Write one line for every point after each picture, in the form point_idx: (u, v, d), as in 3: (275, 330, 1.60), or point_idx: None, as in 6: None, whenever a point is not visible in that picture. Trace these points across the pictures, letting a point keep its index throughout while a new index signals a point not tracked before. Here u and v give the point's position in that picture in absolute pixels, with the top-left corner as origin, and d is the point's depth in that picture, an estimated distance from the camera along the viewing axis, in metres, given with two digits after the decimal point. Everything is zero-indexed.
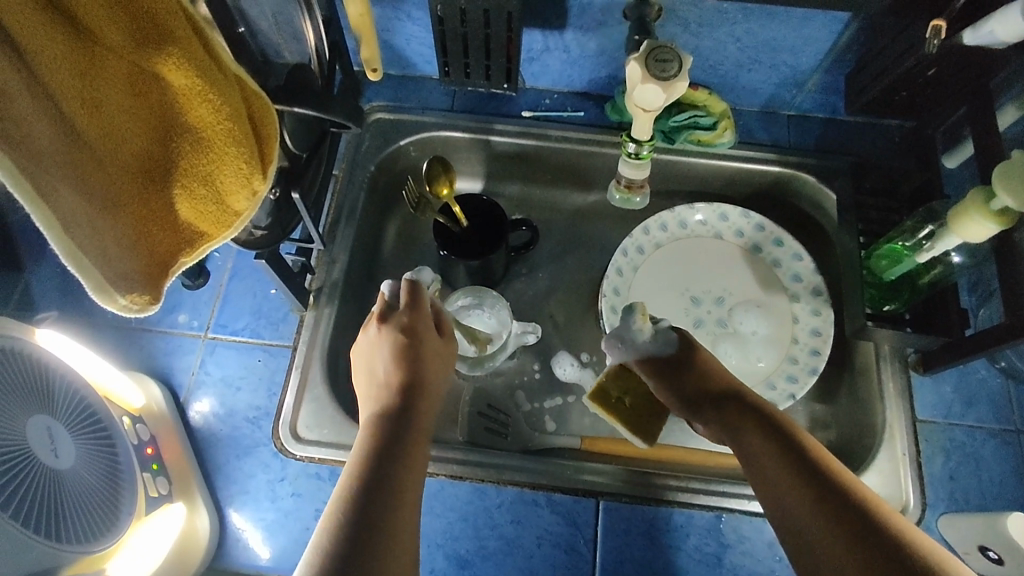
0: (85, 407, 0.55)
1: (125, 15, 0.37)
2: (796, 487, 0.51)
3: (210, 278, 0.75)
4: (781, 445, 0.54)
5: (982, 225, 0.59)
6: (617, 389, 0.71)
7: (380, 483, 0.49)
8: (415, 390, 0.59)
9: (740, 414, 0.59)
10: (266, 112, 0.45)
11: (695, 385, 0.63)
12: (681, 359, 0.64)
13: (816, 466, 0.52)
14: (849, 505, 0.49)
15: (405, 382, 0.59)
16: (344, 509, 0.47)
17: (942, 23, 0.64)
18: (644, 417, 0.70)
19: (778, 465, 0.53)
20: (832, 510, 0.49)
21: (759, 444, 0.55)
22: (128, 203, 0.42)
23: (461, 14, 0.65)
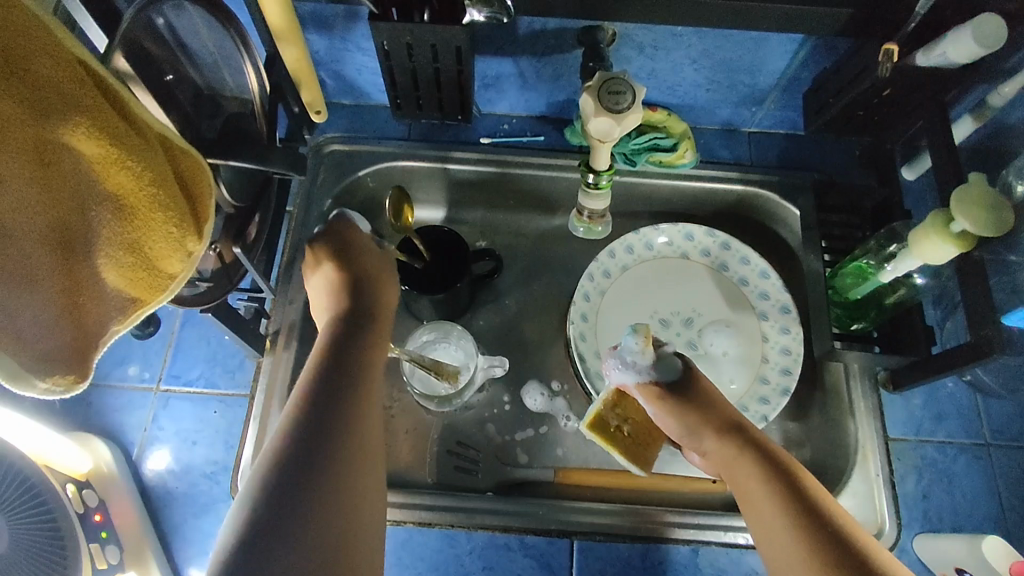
0: (26, 487, 0.53)
1: (20, 85, 0.34)
2: (789, 521, 0.49)
3: (161, 327, 0.72)
4: (777, 477, 0.52)
5: (940, 247, 0.58)
6: (617, 418, 0.67)
7: (323, 422, 0.48)
8: (368, 326, 0.57)
9: (738, 444, 0.57)
10: (197, 170, 0.43)
11: (696, 410, 0.60)
12: (686, 385, 0.61)
13: (813, 503, 0.50)
14: (841, 547, 0.47)
15: (359, 316, 0.57)
16: (280, 452, 0.46)
17: (893, 46, 0.62)
18: (641, 445, 0.67)
19: (772, 498, 0.51)
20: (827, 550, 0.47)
21: (757, 477, 0.53)
22: (47, 278, 0.39)
23: (408, 48, 0.63)
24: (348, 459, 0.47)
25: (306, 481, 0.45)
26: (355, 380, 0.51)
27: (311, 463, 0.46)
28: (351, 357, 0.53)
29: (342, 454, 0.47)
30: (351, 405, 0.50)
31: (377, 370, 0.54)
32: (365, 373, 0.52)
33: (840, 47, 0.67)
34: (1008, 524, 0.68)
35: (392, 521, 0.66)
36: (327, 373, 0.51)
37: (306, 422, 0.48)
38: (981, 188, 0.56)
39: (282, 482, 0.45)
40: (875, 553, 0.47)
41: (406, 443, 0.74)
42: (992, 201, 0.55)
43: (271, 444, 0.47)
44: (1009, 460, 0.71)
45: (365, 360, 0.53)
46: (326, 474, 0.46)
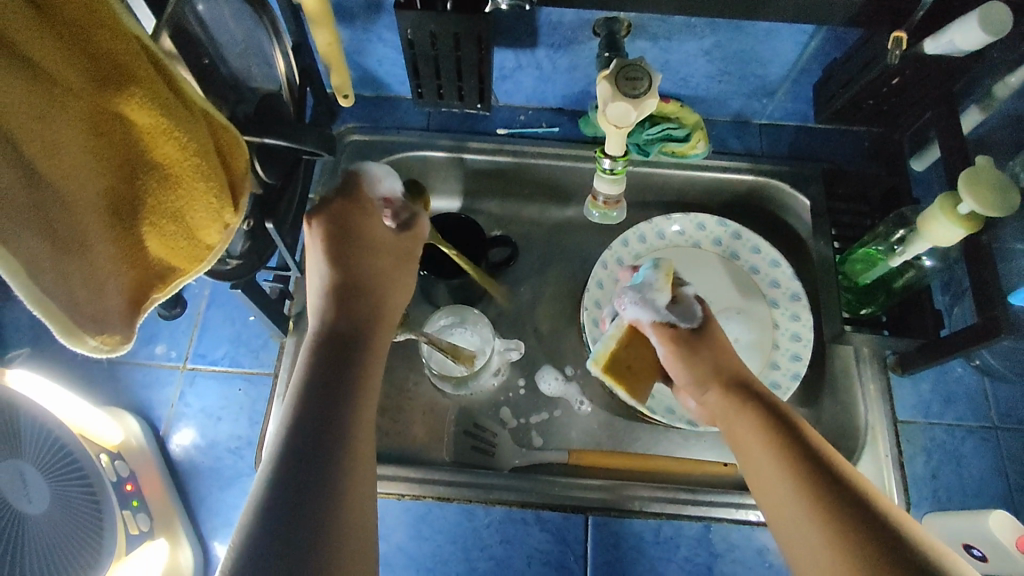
0: (64, 455, 0.54)
1: (83, 57, 0.37)
2: (783, 465, 0.52)
3: (187, 308, 0.74)
4: (772, 425, 0.55)
5: (949, 229, 0.60)
6: (626, 358, 0.67)
7: (329, 404, 0.49)
8: (364, 317, 0.59)
9: (739, 396, 0.59)
10: (234, 145, 0.45)
11: (706, 360, 0.62)
12: (701, 332, 0.64)
13: (805, 445, 0.52)
14: (832, 482, 0.49)
15: (353, 307, 0.59)
16: (291, 431, 0.47)
17: (903, 34, 0.63)
18: (642, 382, 0.68)
19: (766, 444, 0.54)
20: (817, 486, 0.49)
21: (753, 427, 0.56)
22: (97, 243, 0.42)
23: (431, 37, 0.65)
24: (354, 433, 0.48)
25: (318, 454, 0.46)
26: (354, 364, 0.53)
27: (321, 437, 0.47)
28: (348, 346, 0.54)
29: (346, 429, 0.48)
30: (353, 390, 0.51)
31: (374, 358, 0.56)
32: (364, 357, 0.54)
33: (849, 38, 0.69)
34: (1016, 504, 0.69)
35: (411, 496, 0.68)
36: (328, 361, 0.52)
37: (314, 401, 0.49)
38: (990, 171, 0.57)
39: (295, 458, 0.46)
40: (863, 487, 0.49)
41: (424, 422, 0.76)
42: (1002, 183, 0.57)
43: (280, 426, 0.48)
44: (1016, 442, 0.72)
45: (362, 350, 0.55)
46: (337, 446, 0.47)
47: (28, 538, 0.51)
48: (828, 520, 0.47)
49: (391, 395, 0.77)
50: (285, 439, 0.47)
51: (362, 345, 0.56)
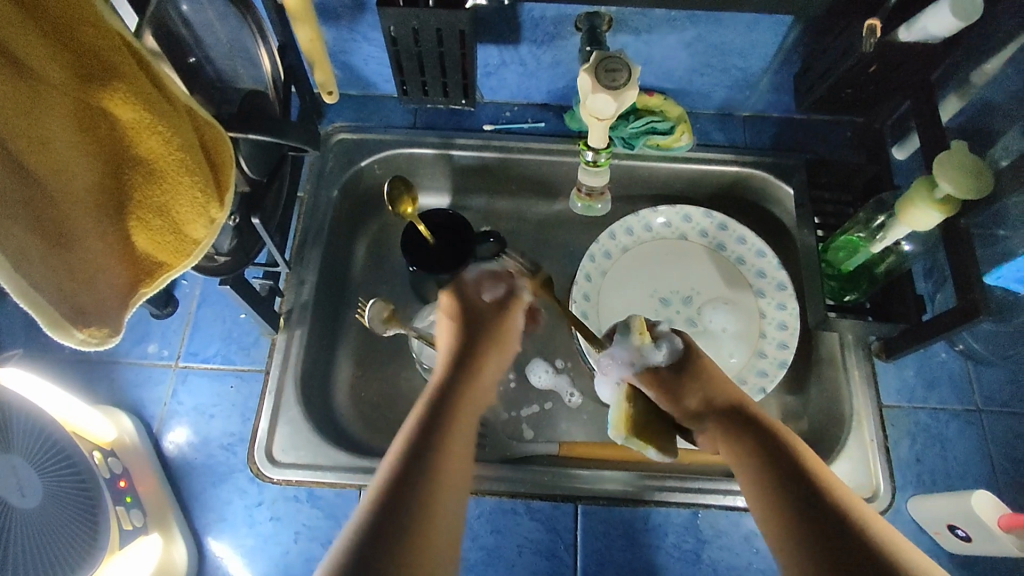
0: (57, 450, 0.55)
1: (67, 53, 0.39)
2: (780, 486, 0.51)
3: (179, 307, 0.75)
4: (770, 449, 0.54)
5: (926, 214, 0.61)
6: (649, 413, 0.65)
7: (424, 444, 0.51)
8: (468, 368, 0.62)
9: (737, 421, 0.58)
10: (221, 143, 0.46)
11: (691, 392, 0.63)
12: (681, 368, 0.64)
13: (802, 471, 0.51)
14: (826, 509, 0.48)
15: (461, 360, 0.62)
16: (397, 467, 0.50)
17: (876, 22, 0.64)
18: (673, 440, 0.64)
19: (766, 465, 0.53)
20: (814, 515, 0.48)
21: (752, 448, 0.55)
22: (86, 238, 0.43)
23: (414, 34, 0.66)
24: (448, 472, 0.51)
25: (419, 488, 0.48)
26: (449, 406, 0.56)
27: (424, 475, 0.49)
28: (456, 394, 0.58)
29: (444, 469, 0.50)
30: (449, 432, 0.53)
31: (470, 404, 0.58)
32: (461, 405, 0.57)
33: (827, 28, 0.70)
34: (1000, 485, 0.70)
35: None
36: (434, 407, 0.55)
37: (416, 441, 0.52)
38: (964, 155, 0.58)
39: (394, 489, 0.48)
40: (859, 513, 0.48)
41: None
42: (975, 166, 0.58)
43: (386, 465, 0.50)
44: (999, 425, 0.73)
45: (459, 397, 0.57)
46: (435, 483, 0.49)
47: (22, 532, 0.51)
48: (816, 546, 0.46)
49: (382, 390, 0.78)
50: (391, 474, 0.49)
51: (466, 394, 0.58)
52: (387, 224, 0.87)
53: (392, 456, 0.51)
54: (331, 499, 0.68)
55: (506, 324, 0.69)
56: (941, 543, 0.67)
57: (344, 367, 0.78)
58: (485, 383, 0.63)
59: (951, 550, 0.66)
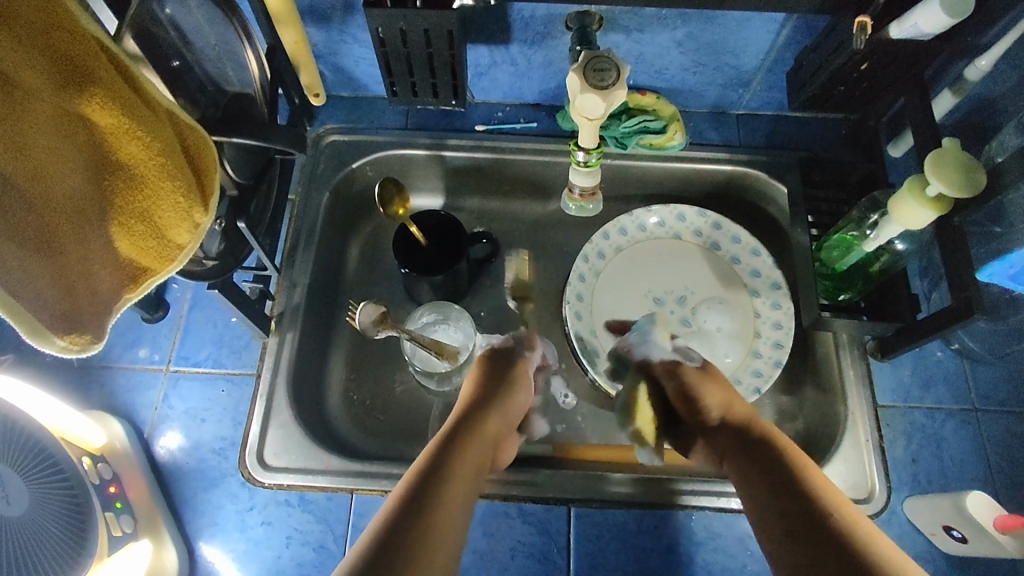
0: (44, 456, 0.55)
1: (42, 57, 0.38)
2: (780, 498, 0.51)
3: (170, 310, 0.75)
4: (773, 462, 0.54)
5: (918, 211, 0.60)
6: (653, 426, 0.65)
7: (428, 480, 0.49)
8: (484, 407, 0.59)
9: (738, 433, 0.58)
10: (203, 146, 0.46)
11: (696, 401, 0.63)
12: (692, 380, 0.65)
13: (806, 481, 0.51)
14: (822, 523, 0.48)
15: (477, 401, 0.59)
16: (397, 506, 0.47)
17: (867, 19, 0.62)
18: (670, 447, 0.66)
19: (768, 477, 0.53)
20: (811, 524, 0.48)
21: (752, 459, 0.55)
22: (68, 245, 0.43)
23: (402, 34, 0.66)
24: (447, 515, 0.48)
25: (412, 525, 0.45)
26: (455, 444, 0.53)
27: (420, 510, 0.47)
28: (469, 436, 0.55)
29: (445, 506, 0.48)
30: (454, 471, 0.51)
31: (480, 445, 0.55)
32: (468, 443, 0.54)
33: (819, 25, 0.69)
34: (996, 485, 0.69)
35: (395, 492, 0.68)
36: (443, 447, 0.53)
37: (419, 480, 0.49)
38: (954, 153, 0.58)
39: (390, 527, 0.45)
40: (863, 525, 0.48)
41: (409, 419, 0.76)
42: (966, 164, 0.57)
43: (387, 503, 0.47)
44: (996, 424, 0.72)
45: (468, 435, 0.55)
46: (436, 522, 0.46)
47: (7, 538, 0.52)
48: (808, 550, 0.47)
49: (375, 393, 0.77)
50: (388, 510, 0.46)
51: (476, 432, 0.56)
52: (380, 225, 0.86)
53: (394, 496, 0.48)
54: (323, 503, 0.67)
55: (515, 387, 0.62)
56: (938, 543, 0.66)
57: (336, 370, 0.78)
58: (490, 440, 0.57)
59: (948, 551, 0.66)
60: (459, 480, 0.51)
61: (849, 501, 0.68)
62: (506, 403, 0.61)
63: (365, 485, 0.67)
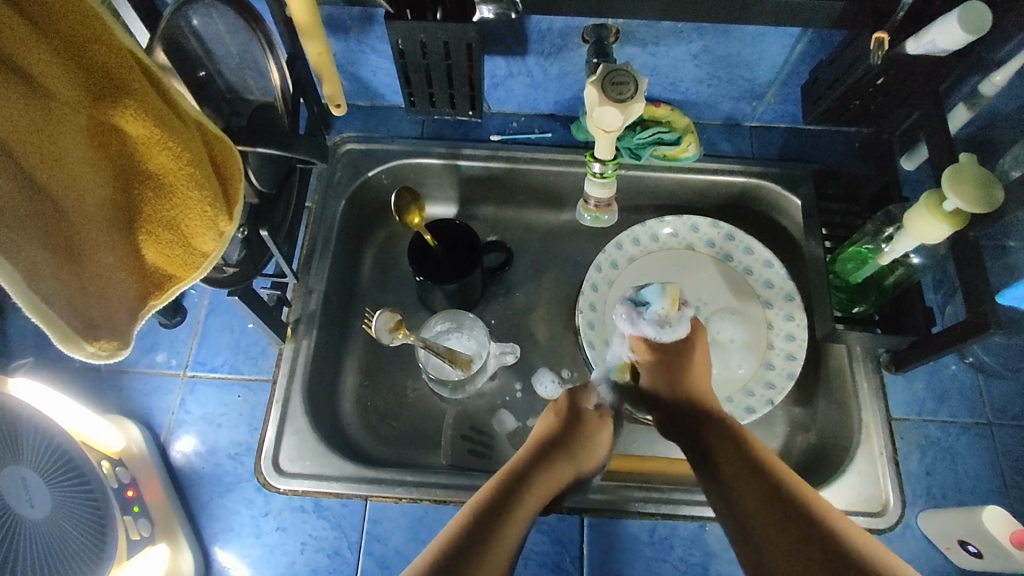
0: (66, 460, 0.56)
1: (79, 71, 0.39)
2: (756, 499, 0.52)
3: (188, 316, 0.75)
4: (745, 464, 0.55)
5: (934, 226, 0.60)
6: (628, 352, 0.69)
7: (495, 509, 0.51)
8: (558, 448, 0.60)
9: (716, 430, 0.59)
10: (229, 155, 0.48)
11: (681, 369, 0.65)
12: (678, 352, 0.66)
13: (780, 482, 0.52)
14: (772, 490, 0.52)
15: (554, 441, 0.60)
16: (459, 533, 0.49)
17: (885, 35, 0.64)
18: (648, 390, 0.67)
19: (739, 471, 0.55)
20: (774, 506, 0.51)
21: (724, 462, 0.56)
22: (101, 251, 0.44)
23: (422, 46, 0.66)
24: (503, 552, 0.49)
25: (474, 549, 0.48)
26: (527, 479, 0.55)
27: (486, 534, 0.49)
28: (537, 476, 0.56)
29: (502, 533, 0.50)
30: (516, 505, 0.52)
31: (546, 485, 0.57)
32: (534, 481, 0.55)
33: (835, 39, 0.70)
34: (1011, 499, 0.69)
35: (409, 499, 0.68)
36: (513, 483, 0.54)
37: (486, 512, 0.51)
38: (972, 166, 0.58)
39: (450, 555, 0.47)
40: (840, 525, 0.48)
41: (421, 426, 0.77)
42: (984, 178, 0.57)
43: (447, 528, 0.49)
44: (1010, 437, 0.72)
45: (540, 475, 0.56)
46: (495, 552, 0.48)
47: (25, 538, 0.54)
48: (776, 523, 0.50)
49: (388, 400, 0.78)
50: (457, 530, 0.49)
51: (546, 469, 0.57)
52: (394, 233, 0.87)
53: (458, 519, 0.50)
54: (337, 509, 0.68)
55: (590, 436, 0.62)
56: (952, 558, 0.66)
57: (349, 377, 0.78)
58: (554, 483, 0.58)
59: (962, 565, 0.66)
60: (518, 520, 0.52)
61: (863, 514, 0.68)
62: (580, 451, 0.61)
63: (379, 492, 0.68)
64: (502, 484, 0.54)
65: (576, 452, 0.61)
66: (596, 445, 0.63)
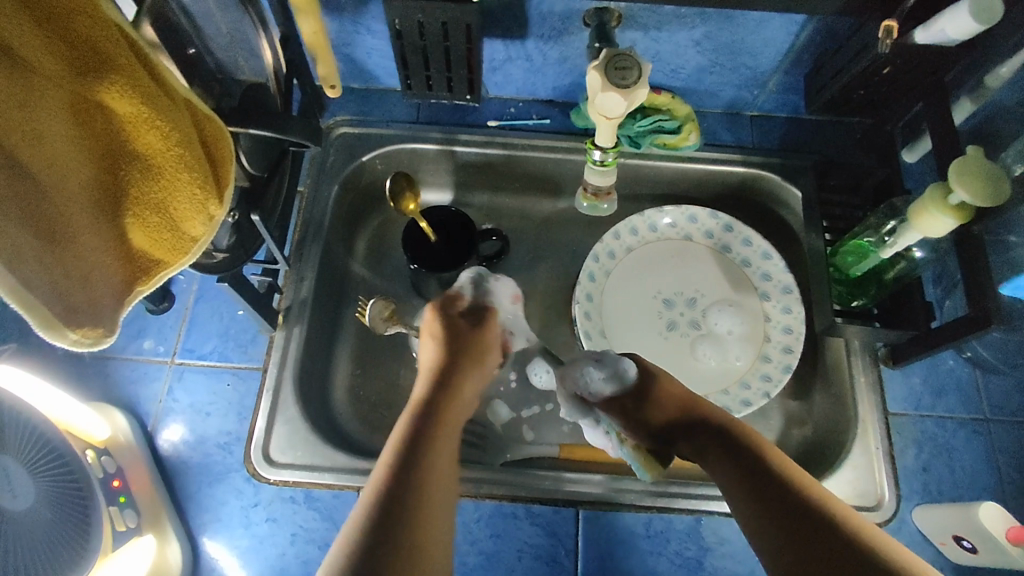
0: (49, 449, 0.55)
1: (61, 44, 0.38)
2: (767, 513, 0.51)
3: (176, 302, 0.74)
4: (756, 476, 0.53)
5: (940, 220, 0.60)
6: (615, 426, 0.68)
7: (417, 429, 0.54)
8: (453, 373, 0.63)
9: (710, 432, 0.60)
10: (220, 136, 0.46)
11: (656, 408, 0.65)
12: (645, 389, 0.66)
13: (792, 495, 0.51)
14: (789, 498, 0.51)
15: (450, 340, 0.67)
16: (383, 490, 0.48)
17: (894, 23, 0.63)
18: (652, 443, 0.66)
19: (747, 479, 0.54)
20: (787, 515, 0.50)
21: (732, 497, 0.54)
22: (84, 234, 0.43)
23: (420, 26, 0.65)
24: (430, 498, 0.49)
25: (406, 495, 0.48)
26: (434, 403, 0.58)
27: (411, 485, 0.49)
28: (439, 402, 0.59)
29: (429, 473, 0.50)
30: (433, 437, 0.54)
31: (450, 412, 0.59)
32: (439, 410, 0.58)
33: (840, 28, 0.68)
34: (1005, 494, 0.69)
35: None
36: (426, 412, 0.56)
37: (407, 458, 0.51)
38: (979, 160, 0.57)
39: (388, 491, 0.48)
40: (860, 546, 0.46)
41: None
42: (990, 173, 0.57)
43: (375, 480, 0.49)
44: (1005, 433, 0.72)
45: (441, 404, 0.59)
46: (420, 498, 0.49)
47: (14, 533, 0.52)
48: (794, 536, 0.49)
49: (381, 390, 0.76)
50: (382, 483, 0.49)
51: (450, 394, 0.61)
52: (388, 219, 0.85)
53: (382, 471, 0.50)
54: (329, 500, 0.66)
55: (474, 343, 0.68)
56: (947, 553, 0.66)
57: (342, 366, 0.77)
58: (458, 400, 0.61)
59: (955, 560, 0.66)
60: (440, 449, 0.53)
61: (858, 509, 0.68)
62: (472, 359, 0.66)
63: None
64: (416, 418, 0.55)
65: (470, 361, 0.66)
66: (483, 346, 0.68)
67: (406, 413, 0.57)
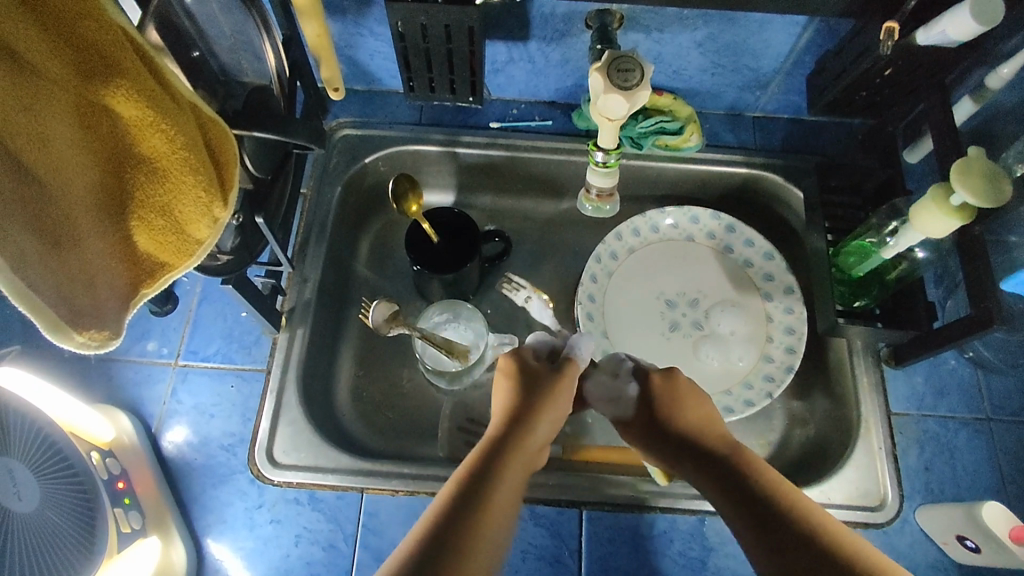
0: (54, 451, 0.55)
1: (66, 48, 0.38)
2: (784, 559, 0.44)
3: (179, 304, 0.74)
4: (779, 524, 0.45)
5: (944, 221, 0.60)
6: None
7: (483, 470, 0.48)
8: (532, 417, 0.55)
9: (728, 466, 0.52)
10: (224, 140, 0.46)
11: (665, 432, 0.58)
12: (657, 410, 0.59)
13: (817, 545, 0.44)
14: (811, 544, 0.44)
15: (532, 378, 0.59)
16: (427, 532, 0.43)
17: (894, 25, 0.63)
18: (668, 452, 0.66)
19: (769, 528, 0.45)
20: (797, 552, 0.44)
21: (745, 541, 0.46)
22: (88, 237, 0.43)
23: (422, 29, 0.65)
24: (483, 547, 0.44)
25: (457, 540, 0.43)
26: (511, 445, 0.52)
27: (465, 531, 0.44)
28: (514, 446, 0.52)
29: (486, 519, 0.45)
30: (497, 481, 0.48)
31: (524, 456, 0.52)
32: (513, 456, 0.51)
33: (842, 29, 0.69)
34: (1008, 494, 0.69)
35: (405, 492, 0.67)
36: (496, 451, 0.51)
37: (463, 500, 0.46)
38: (981, 161, 0.58)
39: (435, 532, 0.43)
40: None
41: (416, 418, 0.76)
42: (992, 173, 0.57)
43: (423, 522, 0.44)
44: (1008, 432, 0.72)
45: (516, 445, 0.52)
46: (474, 549, 0.43)
47: (17, 536, 0.52)
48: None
49: (385, 391, 0.77)
50: (429, 527, 0.44)
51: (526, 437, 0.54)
52: (391, 221, 0.86)
53: (432, 512, 0.45)
54: (332, 501, 0.67)
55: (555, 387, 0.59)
56: (950, 552, 0.66)
57: (345, 367, 0.77)
58: (532, 448, 0.54)
59: (959, 560, 0.66)
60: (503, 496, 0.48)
61: (861, 509, 0.68)
62: (557, 402, 0.58)
63: (375, 485, 0.67)
64: (485, 457, 0.50)
65: (556, 403, 0.58)
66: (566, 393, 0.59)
67: (477, 451, 0.51)
